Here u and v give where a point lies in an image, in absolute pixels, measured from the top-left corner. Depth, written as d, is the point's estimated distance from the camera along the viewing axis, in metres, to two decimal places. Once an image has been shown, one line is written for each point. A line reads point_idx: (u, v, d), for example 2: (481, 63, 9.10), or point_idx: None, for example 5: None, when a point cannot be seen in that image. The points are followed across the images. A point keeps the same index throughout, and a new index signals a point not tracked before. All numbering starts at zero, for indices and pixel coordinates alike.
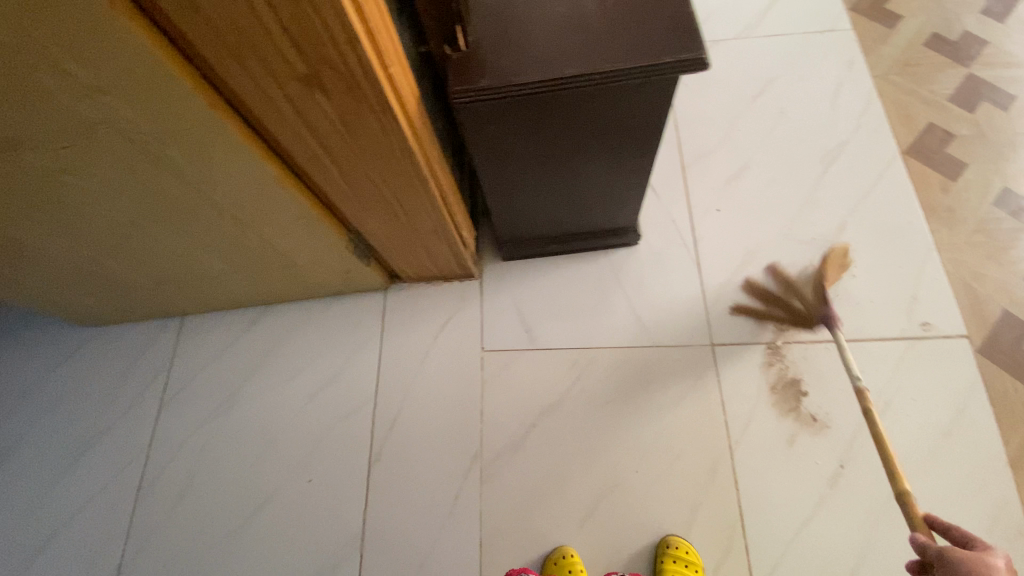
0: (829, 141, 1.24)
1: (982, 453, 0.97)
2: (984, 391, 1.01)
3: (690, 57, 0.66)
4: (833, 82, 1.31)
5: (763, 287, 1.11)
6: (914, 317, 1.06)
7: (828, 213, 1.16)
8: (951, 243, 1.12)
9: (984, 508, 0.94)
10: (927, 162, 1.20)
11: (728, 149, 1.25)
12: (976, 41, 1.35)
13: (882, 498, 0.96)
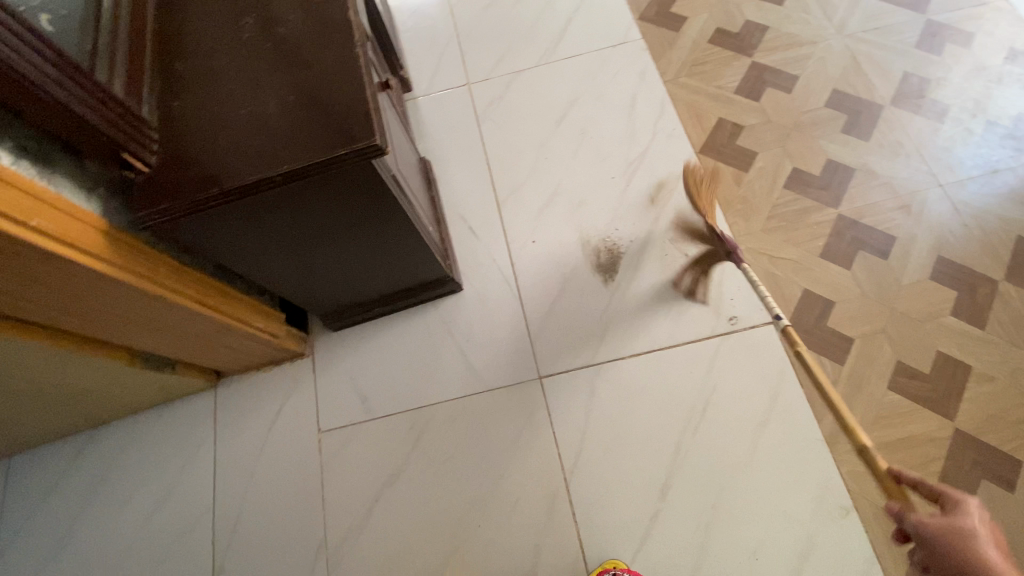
0: (629, 153, 1.29)
1: (800, 436, 1.01)
2: (795, 374, 1.05)
3: (362, 144, 0.69)
4: (630, 93, 1.36)
5: (582, 311, 1.15)
6: (721, 312, 1.11)
7: (633, 225, 1.21)
8: (749, 234, 1.17)
9: (808, 490, 0.97)
10: (720, 158, 1.25)
11: (538, 179, 1.30)
12: (756, 29, 1.41)
13: (712, 500, 0.98)
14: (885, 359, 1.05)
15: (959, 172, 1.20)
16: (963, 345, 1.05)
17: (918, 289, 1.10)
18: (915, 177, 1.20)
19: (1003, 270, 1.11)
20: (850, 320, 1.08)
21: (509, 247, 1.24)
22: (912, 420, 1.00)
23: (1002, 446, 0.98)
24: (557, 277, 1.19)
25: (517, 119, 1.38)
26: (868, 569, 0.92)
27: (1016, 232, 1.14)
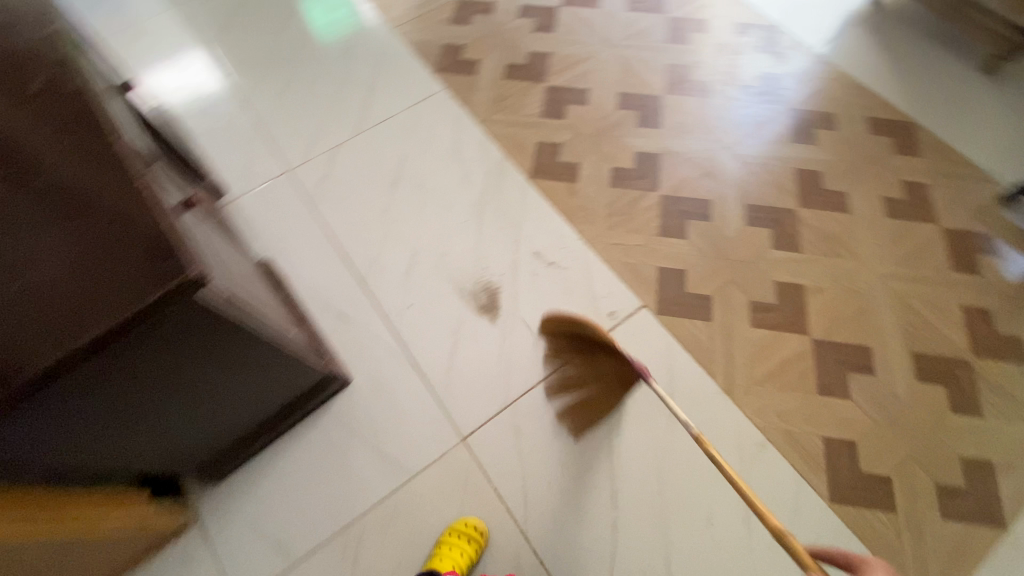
0: (470, 195, 1.33)
1: (703, 396, 1.09)
2: (680, 344, 1.14)
3: (172, 283, 0.58)
4: (450, 140, 1.41)
5: (479, 356, 1.14)
6: (601, 311, 1.18)
7: (497, 260, 1.24)
8: (597, 235, 1.26)
9: (727, 441, 1.05)
10: (550, 175, 1.35)
11: (392, 244, 1.28)
12: (540, 56, 1.56)
13: (656, 488, 1.02)
14: (742, 303, 1.18)
15: (735, 133, 1.43)
16: (791, 269, 1.23)
17: (743, 236, 1.27)
18: (706, 146, 1.40)
19: (794, 200, 1.33)
20: (704, 281, 1.21)
21: (386, 321, 1.19)
22: (780, 346, 1.14)
23: (848, 341, 1.16)
24: (444, 334, 1.17)
25: (352, 193, 1.35)
26: (797, 489, 1.02)
27: (791, 167, 1.38)
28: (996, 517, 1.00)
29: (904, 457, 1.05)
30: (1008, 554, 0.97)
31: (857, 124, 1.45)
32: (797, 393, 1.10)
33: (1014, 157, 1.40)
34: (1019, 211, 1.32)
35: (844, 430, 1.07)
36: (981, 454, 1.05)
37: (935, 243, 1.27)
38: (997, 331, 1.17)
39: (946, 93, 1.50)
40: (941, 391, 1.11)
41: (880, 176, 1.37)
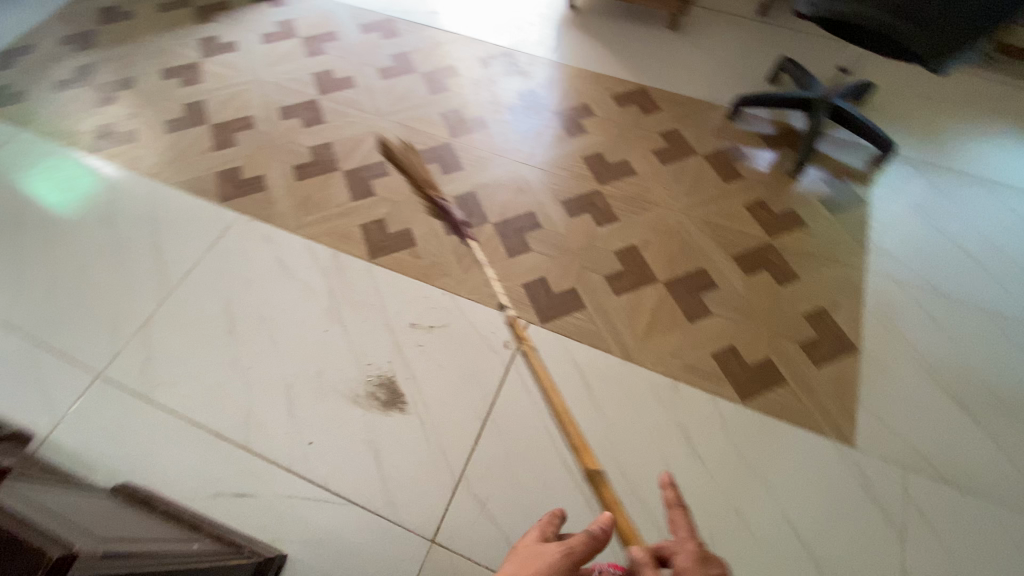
0: (325, 305, 1.32)
1: (613, 372, 1.21)
2: (573, 339, 1.25)
3: None
4: (274, 261, 1.39)
5: (407, 439, 1.14)
6: (495, 346, 1.25)
7: (378, 349, 1.25)
8: (460, 283, 1.35)
9: (650, 398, 1.18)
10: (387, 250, 1.41)
11: (264, 384, 1.20)
12: (325, 148, 1.64)
13: (618, 470, 1.09)
14: (599, 281, 1.34)
15: (524, 148, 1.61)
16: (621, 236, 1.42)
17: (573, 227, 1.44)
18: (507, 167, 1.56)
19: (595, 181, 1.53)
20: (562, 278, 1.34)
21: (299, 466, 1.11)
22: (645, 300, 1.32)
23: (689, 270, 1.37)
24: (365, 445, 1.13)
25: (192, 361, 1.22)
26: (718, 405, 1.17)
27: (579, 156, 1.59)
28: (847, 343, 1.26)
29: (771, 336, 1.27)
30: (865, 365, 1.23)
31: (609, 103, 1.73)
32: (676, 329, 1.27)
33: (719, 85, 1.78)
34: (742, 121, 1.68)
35: (722, 339, 1.26)
36: (812, 305, 1.31)
37: (705, 168, 1.56)
38: (774, 212, 1.48)
39: (654, 57, 1.87)
40: (765, 275, 1.36)
41: (644, 136, 1.64)
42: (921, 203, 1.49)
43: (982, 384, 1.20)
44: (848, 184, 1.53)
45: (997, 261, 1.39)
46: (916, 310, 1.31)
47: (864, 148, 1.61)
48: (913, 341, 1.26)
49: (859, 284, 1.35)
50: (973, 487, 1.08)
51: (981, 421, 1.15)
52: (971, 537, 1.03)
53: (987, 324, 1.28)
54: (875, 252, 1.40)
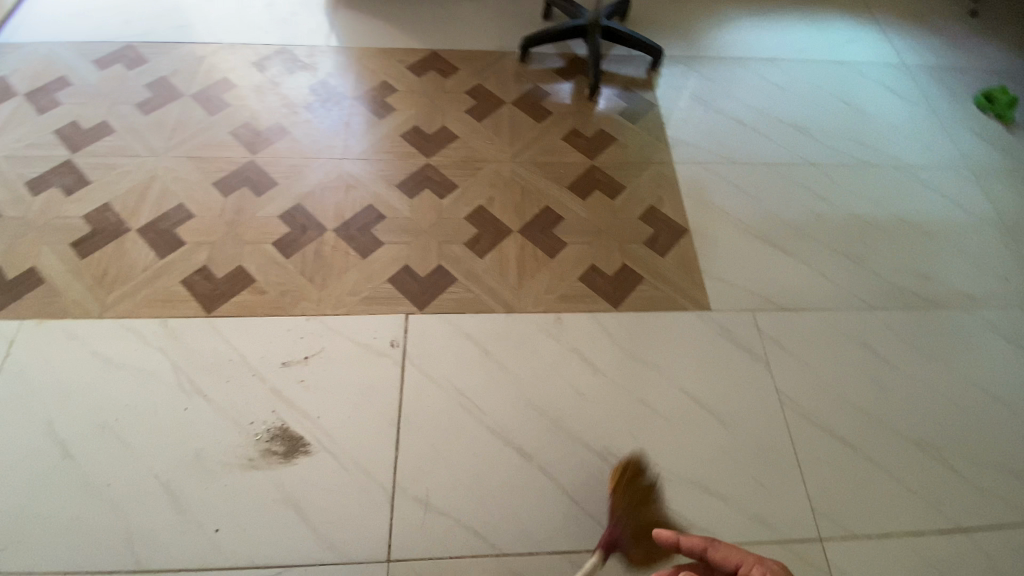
0: (178, 381, 1.16)
1: (501, 329, 1.25)
2: (453, 313, 1.25)
3: None
4: (91, 357, 1.18)
5: (323, 474, 1.07)
6: (380, 348, 1.19)
7: (257, 401, 1.14)
8: (321, 301, 1.25)
9: (541, 338, 1.24)
10: (225, 297, 1.27)
11: (135, 492, 1.04)
12: (105, 212, 1.39)
13: (535, 412, 1.15)
14: (458, 249, 1.34)
15: (337, 144, 1.52)
16: (465, 199, 1.43)
17: (416, 206, 1.41)
18: (325, 169, 1.47)
19: (420, 155, 1.50)
20: (422, 258, 1.32)
21: (216, 558, 0.99)
22: (506, 252, 1.36)
23: (535, 212, 1.44)
24: (283, 502, 1.04)
25: (40, 505, 1.03)
26: (598, 321, 1.28)
27: (396, 136, 1.54)
28: (678, 228, 1.43)
29: (620, 245, 1.40)
30: (698, 241, 1.41)
31: (406, 75, 1.68)
32: (542, 269, 1.35)
33: (503, 31, 1.82)
34: (534, 61, 1.75)
35: (583, 263, 1.37)
36: (643, 207, 1.47)
37: (517, 113, 1.62)
38: (588, 137, 1.59)
39: (434, 19, 1.85)
40: (598, 195, 1.49)
41: (452, 98, 1.64)
42: (696, 91, 1.71)
43: (782, 222, 1.45)
44: (637, 93, 1.70)
45: (762, 120, 1.65)
46: (720, 181, 1.52)
47: (639, 58, 1.79)
48: (726, 206, 1.48)
49: (673, 175, 1.53)
50: (801, 304, 1.32)
51: (790, 250, 1.40)
52: (811, 342, 1.27)
53: (771, 173, 1.54)
54: (675, 143, 1.59)
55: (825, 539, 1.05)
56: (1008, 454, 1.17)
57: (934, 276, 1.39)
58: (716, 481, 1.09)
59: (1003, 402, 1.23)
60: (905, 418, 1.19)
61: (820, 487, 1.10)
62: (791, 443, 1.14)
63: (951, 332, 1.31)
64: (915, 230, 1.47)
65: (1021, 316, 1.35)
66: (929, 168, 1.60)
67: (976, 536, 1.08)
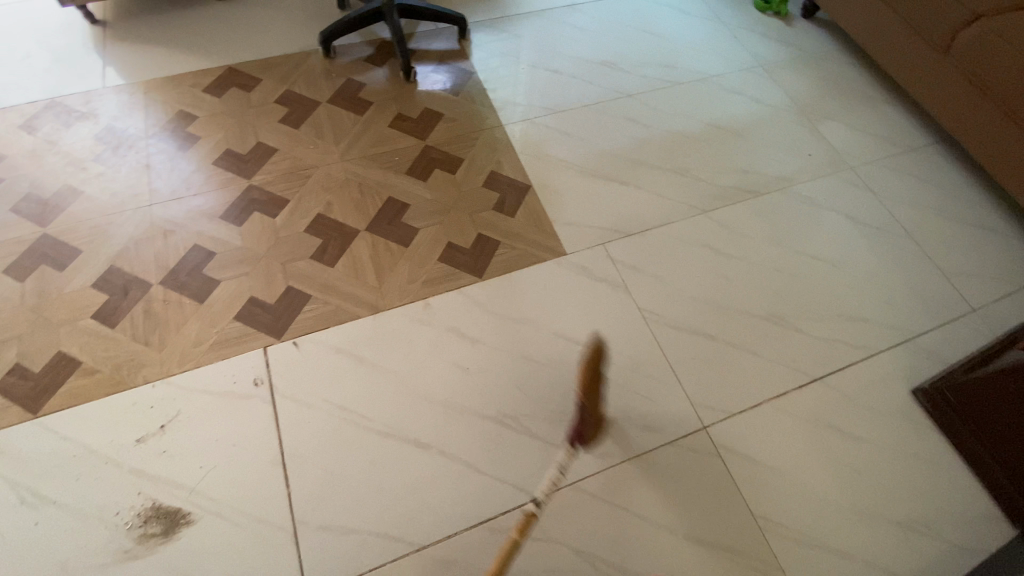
0: (16, 497, 1.02)
1: (370, 333, 1.20)
2: (315, 332, 1.18)
3: None
4: None
5: (212, 538, 0.99)
6: (244, 391, 1.11)
7: (118, 489, 1.03)
8: (165, 362, 1.14)
9: (412, 329, 1.21)
10: (51, 389, 1.12)
11: None
12: None
13: (424, 401, 1.13)
14: (305, 265, 1.27)
15: (144, 191, 1.37)
16: (300, 212, 1.35)
17: (248, 233, 1.31)
18: (136, 221, 1.32)
19: (240, 179, 1.39)
20: (267, 285, 1.24)
21: None
22: (357, 254, 1.30)
23: (377, 205, 1.38)
24: None
25: None
26: (465, 296, 1.27)
27: (209, 166, 1.41)
28: (522, 186, 1.46)
29: (470, 217, 1.39)
30: (543, 193, 1.45)
31: (204, 98, 1.54)
32: (397, 261, 1.30)
33: (300, 29, 1.72)
34: (341, 54, 1.67)
35: (437, 243, 1.34)
36: (484, 173, 1.47)
37: (336, 110, 1.54)
38: (415, 117, 1.55)
39: (222, 31, 1.70)
40: (439, 172, 1.46)
41: (261, 110, 1.52)
42: (509, 50, 1.74)
43: (613, 155, 1.53)
44: (454, 64, 1.69)
45: (576, 65, 1.72)
46: (550, 131, 1.57)
47: (447, 29, 1.77)
48: (561, 154, 1.53)
49: (505, 136, 1.55)
50: (644, 227, 1.41)
51: (625, 180, 1.49)
52: (660, 258, 1.37)
53: (595, 112, 1.62)
54: (501, 104, 1.61)
55: (709, 426, 1.15)
56: (839, 303, 1.34)
57: (751, 169, 1.54)
58: (606, 408, 1.15)
59: (827, 260, 1.40)
60: (754, 299, 1.32)
61: (696, 383, 1.20)
62: (664, 352, 1.23)
63: (774, 213, 1.47)
64: (727, 132, 1.61)
65: (825, 183, 1.54)
66: (729, 74, 1.74)
67: (828, 380, 1.23)
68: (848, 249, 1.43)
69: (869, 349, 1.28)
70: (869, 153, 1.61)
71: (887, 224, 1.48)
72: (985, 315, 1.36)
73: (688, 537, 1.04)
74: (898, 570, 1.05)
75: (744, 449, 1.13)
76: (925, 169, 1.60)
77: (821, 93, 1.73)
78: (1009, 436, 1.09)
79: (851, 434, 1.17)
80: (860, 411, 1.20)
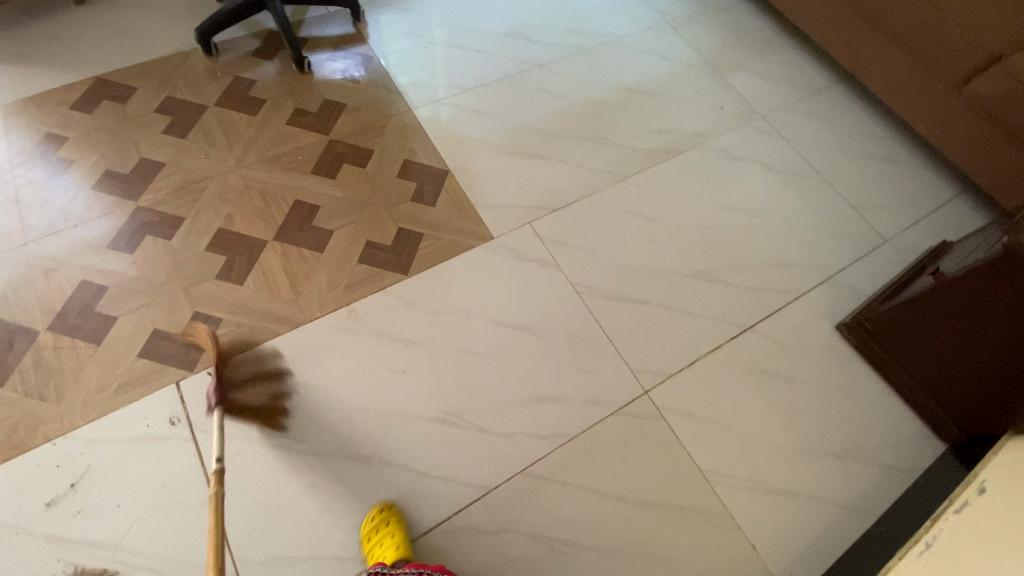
0: None
1: (294, 349, 1.13)
2: (234, 357, 1.11)
3: None
4: None
5: None
6: (162, 432, 1.03)
7: (29, 562, 0.93)
8: (66, 415, 1.04)
9: (339, 338, 1.15)
10: None
11: None
12: None
13: (362, 412, 1.08)
14: (212, 286, 1.18)
15: (15, 228, 1.22)
16: (199, 230, 1.24)
17: (143, 260, 1.19)
18: (10, 263, 1.18)
19: (126, 201, 1.26)
20: (172, 314, 1.14)
21: None
22: (269, 266, 1.21)
23: (284, 211, 1.28)
24: None
25: None
26: (391, 295, 1.21)
27: (88, 191, 1.27)
28: (438, 173, 1.40)
29: (387, 211, 1.32)
30: (461, 178, 1.40)
31: (73, 114, 1.38)
32: (314, 268, 1.22)
33: (176, 27, 1.56)
34: (225, 50, 1.53)
35: (355, 243, 1.26)
36: (397, 163, 1.39)
37: (226, 113, 1.41)
38: (315, 111, 1.45)
39: (85, 38, 1.52)
40: (348, 167, 1.37)
41: (141, 122, 1.38)
42: (409, 29, 1.64)
43: (528, 130, 1.49)
44: (352, 49, 1.58)
45: (481, 38, 1.65)
46: (461, 110, 1.51)
47: (339, 13, 1.65)
48: (475, 134, 1.47)
49: (415, 121, 1.47)
50: (567, 200, 1.39)
51: (543, 154, 1.46)
52: (586, 229, 1.35)
53: (505, 86, 1.56)
54: (407, 88, 1.53)
55: (650, 391, 1.16)
56: (762, 251, 1.37)
57: (667, 128, 1.54)
58: (547, 390, 1.14)
59: (747, 210, 1.43)
60: (681, 259, 1.33)
61: (634, 350, 1.20)
62: (599, 324, 1.23)
63: (693, 170, 1.47)
64: (641, 94, 1.59)
65: (740, 134, 1.55)
66: (637, 33, 1.72)
67: (759, 328, 1.26)
68: (766, 197, 1.45)
69: (795, 293, 1.32)
70: (778, 99, 1.64)
71: (800, 167, 1.52)
72: (896, 244, 1.42)
73: (643, 503, 1.05)
74: (839, 499, 1.10)
75: (686, 409, 1.15)
76: (831, 109, 1.64)
77: (728, 44, 1.74)
78: (925, 357, 1.15)
79: (785, 378, 1.21)
80: (792, 354, 1.24)
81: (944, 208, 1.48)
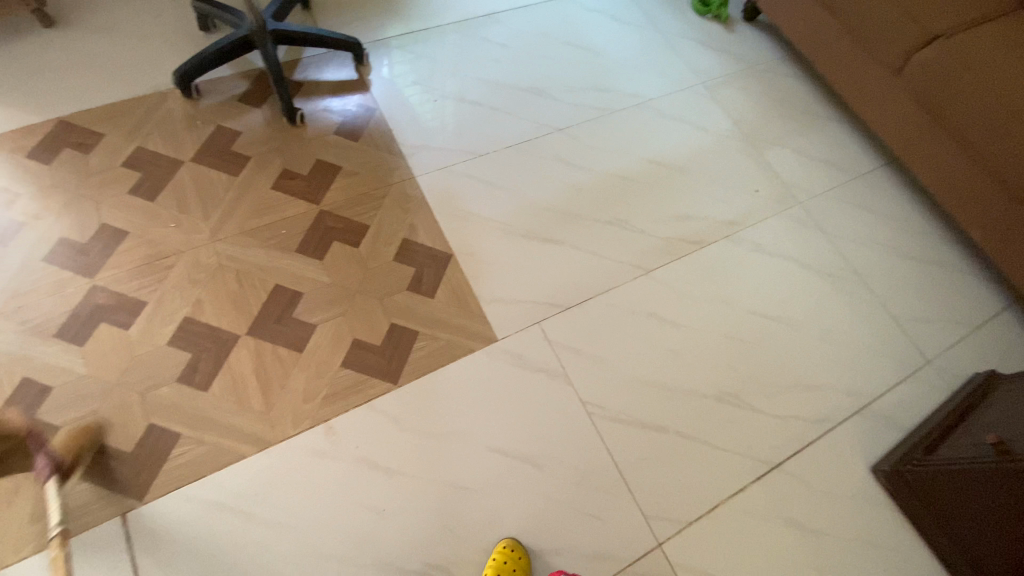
0: None
1: (260, 476, 0.98)
2: (191, 484, 0.96)
3: None
4: None
5: None
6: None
7: None
8: None
9: (313, 464, 1.00)
10: None
11: None
12: None
13: (334, 558, 0.95)
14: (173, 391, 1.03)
15: None
16: (163, 319, 1.08)
17: (95, 355, 1.04)
18: None
19: (81, 278, 1.11)
20: (126, 426, 0.99)
21: None
22: (239, 369, 1.06)
23: (262, 299, 1.13)
24: None
25: None
26: (376, 409, 1.06)
27: (39, 263, 1.11)
28: (438, 258, 1.24)
29: (379, 302, 1.17)
30: (465, 264, 1.24)
31: (28, 166, 1.21)
32: (291, 372, 1.07)
33: (153, 62, 1.38)
34: (208, 93, 1.35)
35: (341, 341, 1.11)
36: (393, 243, 1.24)
37: (203, 172, 1.25)
38: (305, 175, 1.28)
39: (49, 69, 1.34)
40: (338, 247, 1.21)
41: (105, 179, 1.21)
42: (417, 78, 1.47)
43: (544, 209, 1.33)
44: (351, 99, 1.41)
45: (496, 93, 1.48)
46: (469, 181, 1.34)
47: (340, 55, 1.47)
48: (484, 211, 1.31)
49: (416, 192, 1.31)
50: (581, 297, 1.24)
51: (559, 240, 1.30)
52: (601, 335, 1.21)
53: (520, 154, 1.40)
54: (411, 150, 1.36)
55: (663, 543, 1.03)
56: (794, 370, 1.23)
57: (696, 214, 1.38)
58: (547, 539, 1.01)
59: (781, 319, 1.28)
60: (704, 376, 1.19)
61: (647, 491, 1.07)
62: (610, 456, 1.09)
63: (722, 267, 1.32)
64: (669, 170, 1.43)
65: (775, 225, 1.40)
66: (669, 96, 1.55)
67: (786, 467, 1.13)
68: (801, 303, 1.31)
69: (827, 424, 1.18)
70: (819, 183, 1.48)
71: (840, 268, 1.37)
72: (940, 367, 1.28)
73: None
74: None
75: (701, 566, 1.02)
76: (875, 198, 1.49)
77: (767, 114, 1.57)
78: (976, 533, 1.00)
79: (811, 528, 1.08)
80: (821, 499, 1.11)
81: (994, 326, 1.35)
